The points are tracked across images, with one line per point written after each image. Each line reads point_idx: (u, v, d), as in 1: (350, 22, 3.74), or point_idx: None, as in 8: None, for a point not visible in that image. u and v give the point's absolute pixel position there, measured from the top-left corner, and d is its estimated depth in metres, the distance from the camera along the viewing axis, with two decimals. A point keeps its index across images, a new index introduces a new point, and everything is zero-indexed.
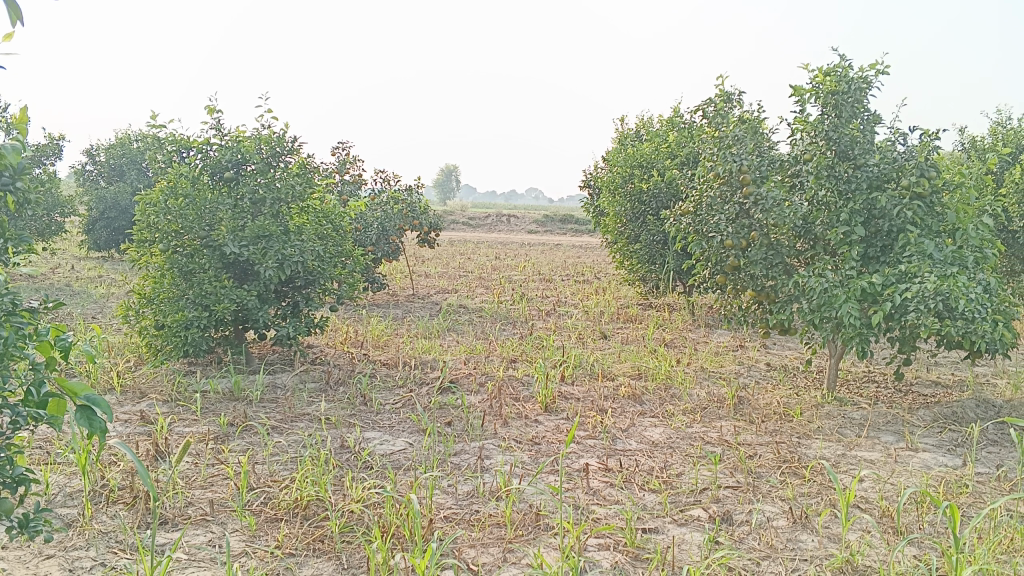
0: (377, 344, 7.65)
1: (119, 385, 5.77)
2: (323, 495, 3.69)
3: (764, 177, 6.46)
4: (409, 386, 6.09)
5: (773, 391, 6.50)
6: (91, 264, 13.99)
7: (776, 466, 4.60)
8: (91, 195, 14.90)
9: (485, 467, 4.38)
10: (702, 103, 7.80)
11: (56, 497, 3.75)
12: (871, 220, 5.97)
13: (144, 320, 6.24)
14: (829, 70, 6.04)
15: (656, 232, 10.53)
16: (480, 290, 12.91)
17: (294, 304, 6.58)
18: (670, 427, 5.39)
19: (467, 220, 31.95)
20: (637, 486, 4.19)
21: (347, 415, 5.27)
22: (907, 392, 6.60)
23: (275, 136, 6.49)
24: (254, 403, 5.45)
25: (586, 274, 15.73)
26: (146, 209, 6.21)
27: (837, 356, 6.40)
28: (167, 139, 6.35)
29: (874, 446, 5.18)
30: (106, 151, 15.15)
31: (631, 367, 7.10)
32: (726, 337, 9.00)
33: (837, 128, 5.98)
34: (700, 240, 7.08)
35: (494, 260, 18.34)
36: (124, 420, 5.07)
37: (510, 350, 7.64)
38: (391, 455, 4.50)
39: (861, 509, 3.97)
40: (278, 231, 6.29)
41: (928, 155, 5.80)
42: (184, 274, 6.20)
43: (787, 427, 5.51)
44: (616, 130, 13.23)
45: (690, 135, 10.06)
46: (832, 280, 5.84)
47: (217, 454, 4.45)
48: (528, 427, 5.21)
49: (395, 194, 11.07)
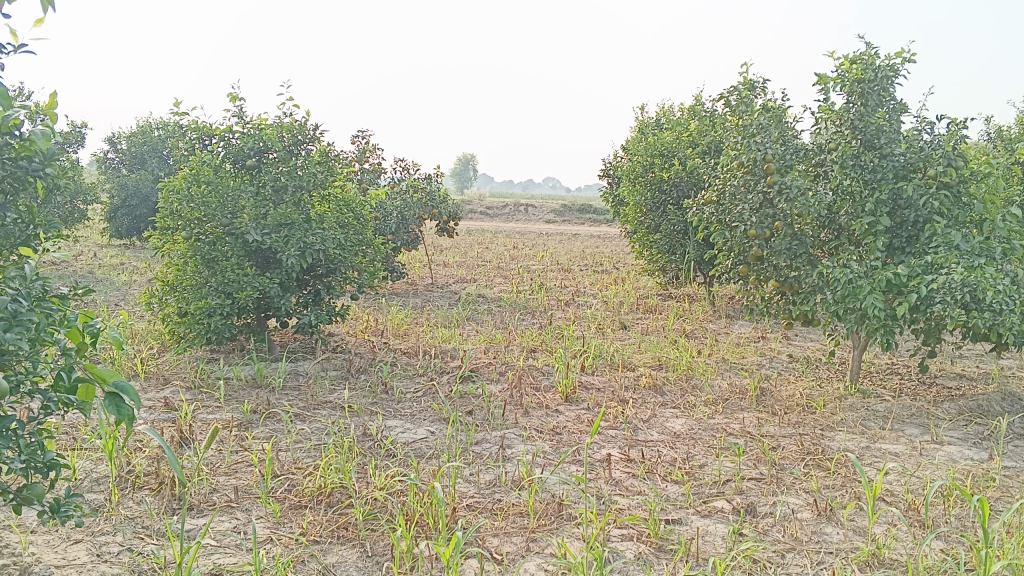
0: (397, 332, 7.67)
1: (143, 371, 5.81)
2: (347, 483, 3.70)
3: (788, 166, 6.38)
4: (430, 375, 6.10)
5: (795, 383, 6.45)
6: (113, 252, 14.10)
7: (800, 458, 4.57)
8: (113, 183, 15.01)
9: (508, 457, 4.38)
10: (726, 90, 7.72)
11: (83, 482, 3.79)
12: (897, 211, 5.89)
13: (168, 307, 6.28)
14: (856, 58, 5.97)
15: (676, 222, 10.48)
16: (499, 279, 12.91)
17: (315, 292, 6.60)
18: (692, 417, 5.37)
19: (485, 210, 31.92)
20: (659, 476, 4.18)
21: (368, 403, 5.28)
22: (932, 384, 6.53)
23: (297, 124, 6.49)
24: (276, 391, 5.48)
25: (605, 264, 15.69)
26: (170, 197, 6.23)
27: (861, 348, 6.34)
28: (189, 127, 6.37)
29: (898, 439, 5.13)
30: (128, 139, 15.23)
31: (651, 357, 7.07)
32: (747, 328, 8.94)
33: (863, 117, 5.90)
34: (723, 230, 7.00)
35: (512, 249, 18.31)
36: (149, 406, 5.12)
37: (530, 339, 7.63)
38: (413, 443, 4.51)
39: (887, 502, 3.94)
40: (300, 219, 6.30)
41: (956, 144, 5.72)
42: (207, 262, 6.23)
43: (810, 418, 5.47)
44: (637, 119, 13.15)
45: (711, 124, 9.98)
46: (857, 271, 5.78)
47: (241, 441, 4.47)
48: (549, 417, 5.21)
49: (415, 183, 11.07)
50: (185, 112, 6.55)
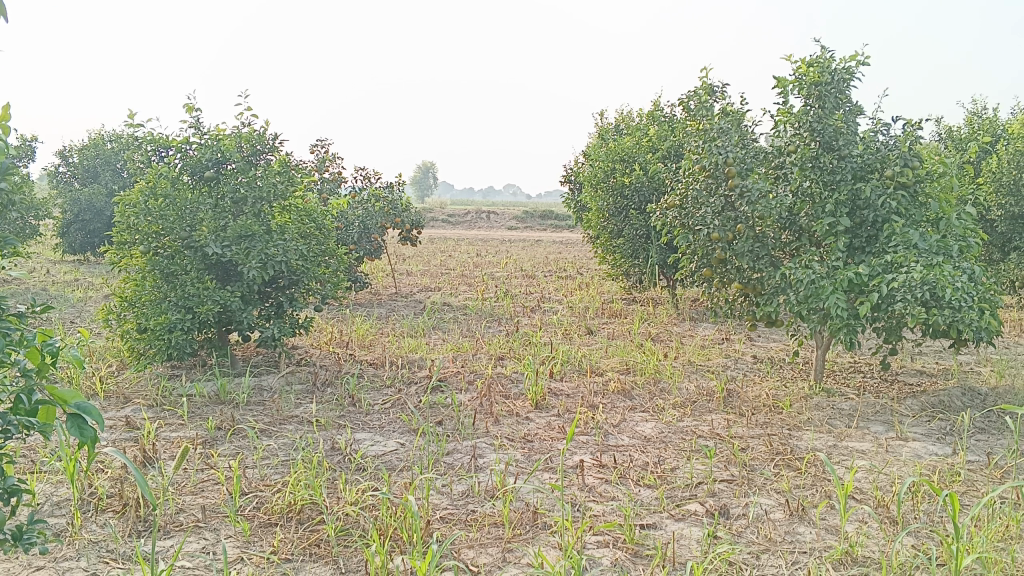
0: (362, 343, 7.59)
1: (102, 390, 5.66)
2: (317, 498, 3.63)
3: (749, 169, 6.45)
4: (397, 386, 6.04)
5: (761, 384, 6.51)
6: (67, 268, 13.79)
7: (770, 459, 4.60)
8: (65, 198, 14.68)
9: (480, 467, 4.34)
10: (685, 95, 7.77)
11: (43, 507, 3.67)
12: (856, 211, 5.99)
13: (127, 323, 6.13)
14: (812, 62, 6.06)
15: (638, 226, 10.54)
16: (463, 287, 12.86)
17: (277, 305, 6.51)
18: (661, 421, 5.38)
19: (446, 218, 31.83)
20: (632, 481, 4.17)
21: (336, 416, 5.21)
22: (894, 381, 6.64)
23: (255, 134, 6.40)
24: (240, 406, 5.38)
25: (568, 269, 15.72)
26: (126, 211, 6.10)
27: (824, 347, 6.42)
28: (145, 139, 6.24)
29: (864, 436, 5.20)
30: (80, 152, 14.89)
31: (619, 362, 7.09)
32: (710, 330, 9.01)
33: (821, 119, 5.98)
34: (686, 233, 7.04)
35: (475, 257, 18.27)
36: (109, 426, 4.98)
37: (497, 347, 7.60)
38: (384, 456, 4.45)
39: (857, 500, 3.98)
40: (261, 231, 6.21)
41: (911, 145, 5.83)
42: (166, 276, 6.11)
43: (777, 418, 5.52)
44: (596, 125, 13.21)
45: (671, 129, 10.07)
46: (819, 271, 5.86)
47: (206, 458, 4.38)
48: (519, 425, 5.18)
49: (376, 192, 10.99)
50: (140, 124, 6.41)
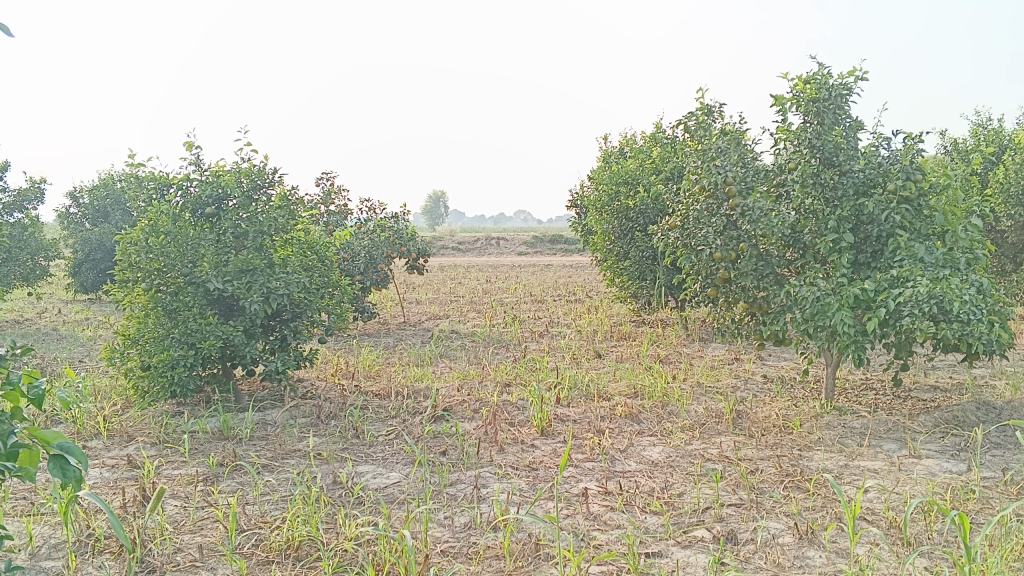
0: (368, 374, 7.55)
1: (105, 429, 5.64)
2: (315, 535, 3.58)
3: (749, 188, 6.41)
4: (402, 416, 5.98)
5: (771, 404, 6.41)
6: (78, 307, 13.84)
7: (779, 481, 4.51)
8: (76, 238, 14.80)
9: (482, 497, 4.27)
10: (684, 116, 7.75)
11: (40, 550, 3.63)
12: (861, 226, 5.92)
13: (130, 361, 6.12)
14: (809, 79, 6.03)
15: (644, 248, 10.49)
16: (472, 314, 12.83)
17: (281, 338, 6.48)
18: (669, 445, 5.30)
19: (456, 245, 31.89)
20: (638, 508, 4.09)
21: (338, 449, 5.16)
22: (907, 398, 6.53)
23: (255, 169, 6.42)
24: (243, 442, 5.34)
25: (578, 293, 15.66)
26: (127, 249, 6.11)
27: (834, 365, 6.33)
28: (146, 177, 6.28)
29: (876, 455, 5.09)
30: (90, 192, 15.02)
31: (627, 386, 7.01)
32: (721, 350, 8.92)
33: (820, 135, 5.94)
34: (689, 254, 6.98)
35: (485, 283, 18.25)
36: (111, 465, 4.95)
37: (504, 374, 7.54)
38: (385, 489, 4.39)
39: (868, 521, 3.89)
40: (262, 265, 6.21)
41: (913, 158, 5.78)
42: (169, 313, 6.11)
43: (787, 439, 5.42)
44: (600, 149, 13.21)
45: (674, 150, 10.05)
46: (824, 288, 5.79)
47: (206, 496, 4.34)
48: (525, 453, 5.11)
49: (381, 222, 11.00)
50: (141, 163, 6.45)
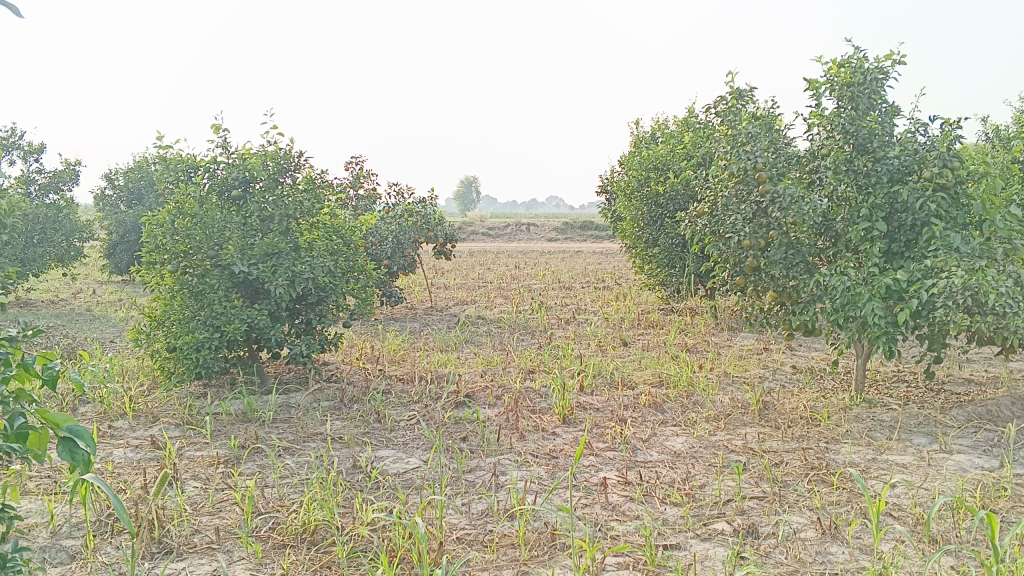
0: (393, 358, 7.56)
1: (131, 410, 5.69)
2: (331, 519, 3.58)
3: (780, 174, 6.28)
4: (424, 401, 5.98)
5: (799, 395, 6.30)
6: (112, 288, 14.03)
7: (804, 474, 4.42)
8: (111, 219, 15.03)
9: (500, 485, 4.24)
10: (714, 101, 7.62)
11: (61, 528, 3.67)
12: (894, 215, 5.77)
13: (156, 343, 6.18)
14: (844, 62, 5.89)
15: (674, 235, 10.36)
16: (500, 299, 12.80)
17: (306, 322, 6.49)
18: (692, 435, 5.22)
19: (486, 231, 31.88)
20: (658, 499, 4.03)
21: (359, 433, 5.16)
22: (939, 391, 6.38)
23: (281, 152, 6.44)
24: (266, 424, 5.36)
25: (606, 280, 15.57)
26: (154, 230, 6.15)
27: (864, 356, 6.19)
28: (173, 159, 6.31)
29: (906, 449, 4.98)
30: (125, 175, 15.19)
31: (652, 374, 6.93)
32: (750, 340, 8.80)
33: (854, 121, 5.81)
34: (717, 241, 6.87)
35: (513, 269, 18.23)
36: (135, 445, 5.00)
37: (528, 360, 7.50)
38: (404, 474, 4.38)
39: (894, 517, 3.80)
40: (287, 248, 6.23)
41: (951, 145, 5.61)
42: (195, 295, 6.15)
43: (814, 431, 5.32)
44: (631, 134, 13.07)
45: (705, 136, 9.89)
46: (855, 278, 5.65)
47: (226, 477, 4.36)
48: (545, 440, 5.08)
49: (409, 206, 10.99)
50: (169, 145, 6.49)
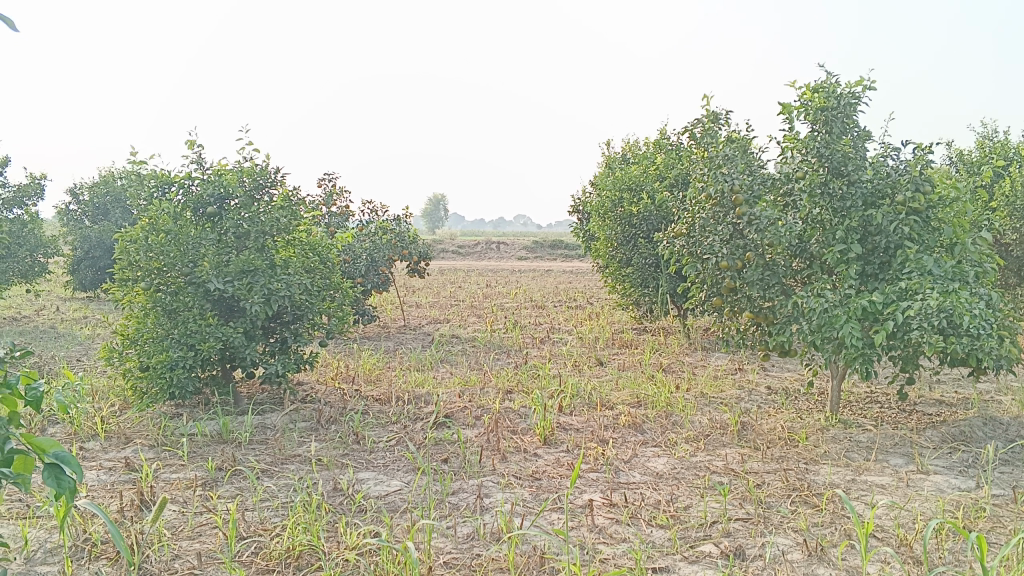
0: (368, 378, 7.48)
1: (102, 430, 5.56)
2: (316, 544, 3.52)
3: (757, 197, 6.37)
4: (403, 422, 5.92)
5: (776, 416, 6.34)
6: (76, 306, 13.73)
7: (786, 495, 4.44)
8: (76, 235, 14.75)
9: (485, 507, 4.20)
10: (690, 123, 7.71)
11: (35, 554, 3.56)
12: (868, 237, 5.86)
13: (129, 362, 6.06)
14: (817, 88, 5.99)
15: (647, 255, 10.42)
16: (473, 318, 12.75)
17: (282, 340, 6.41)
18: (674, 456, 5.23)
19: (456, 249, 31.86)
20: (644, 521, 4.03)
21: (339, 455, 5.09)
22: (912, 412, 6.47)
23: (258, 168, 6.39)
24: (243, 445, 5.27)
25: (578, 299, 15.61)
26: (127, 247, 6.05)
27: (839, 377, 6.26)
28: (147, 175, 6.23)
29: (883, 470, 5.04)
30: (90, 190, 14.93)
31: (629, 394, 6.94)
32: (724, 360, 8.86)
33: (829, 144, 5.88)
34: (695, 262, 6.93)
35: (484, 288, 18.21)
36: (108, 467, 4.88)
37: (506, 380, 7.47)
38: (387, 497, 4.32)
39: (878, 538, 3.84)
40: (263, 265, 6.15)
41: (923, 169, 5.72)
42: (169, 313, 6.04)
43: (793, 452, 5.35)
44: (604, 155, 13.17)
45: (678, 158, 10.01)
46: (831, 300, 5.72)
47: (205, 501, 4.27)
48: (527, 461, 5.05)
49: (383, 224, 10.95)
50: (143, 161, 6.41)
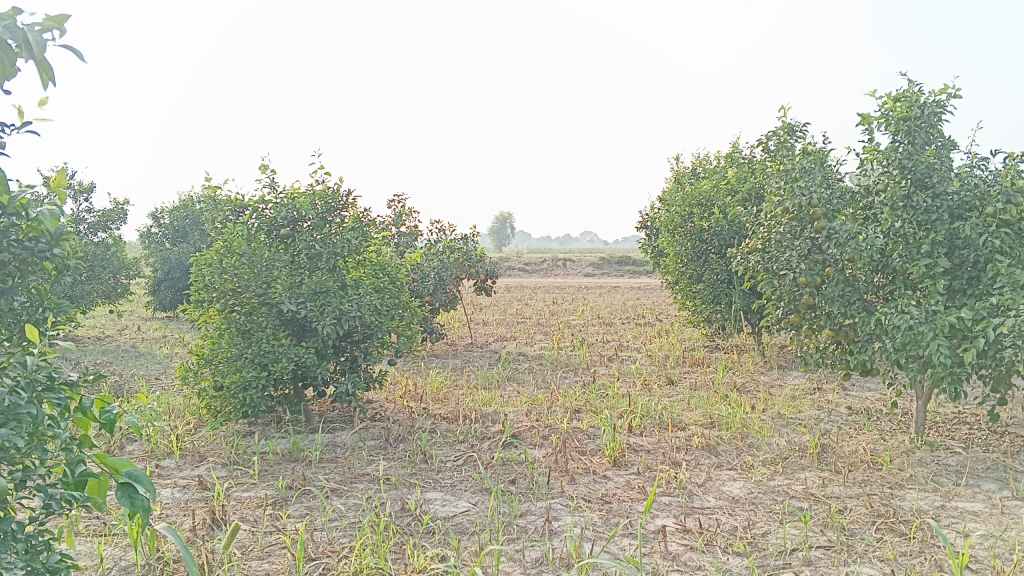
0: (436, 397, 7.47)
1: (177, 449, 5.67)
2: (383, 567, 3.50)
3: (836, 210, 6.17)
4: (471, 441, 5.87)
5: (857, 437, 6.08)
6: (156, 325, 14.16)
7: (871, 522, 4.23)
8: (157, 257, 15.24)
9: (555, 531, 4.11)
10: (764, 136, 7.52)
11: (110, 572, 3.62)
12: (955, 251, 5.59)
13: (204, 381, 6.17)
14: (899, 97, 5.77)
15: (719, 271, 10.20)
16: (540, 336, 12.66)
17: (352, 359, 6.45)
18: (750, 480, 5.05)
19: (523, 266, 31.90)
20: (720, 549, 3.88)
21: (407, 474, 5.08)
22: (1004, 434, 6.12)
23: (330, 192, 6.50)
24: (313, 464, 5.30)
25: (647, 316, 15.39)
26: (203, 269, 6.19)
27: (925, 398, 5.96)
28: (223, 200, 6.39)
29: (975, 496, 4.76)
30: (171, 213, 15.40)
31: (702, 415, 6.75)
32: (801, 379, 8.56)
33: (911, 156, 5.65)
34: (771, 278, 6.72)
35: (552, 305, 18.11)
36: (183, 485, 4.96)
37: (574, 399, 7.36)
38: (454, 518, 4.27)
39: (973, 570, 3.62)
40: (335, 286, 6.20)
41: (1014, 179, 5.45)
42: (242, 333, 6.14)
43: (876, 476, 5.11)
44: (672, 170, 12.96)
45: (750, 172, 9.78)
46: (917, 316, 5.45)
47: (275, 520, 4.30)
48: (597, 484, 4.94)
49: (451, 243, 10.98)
50: (218, 185, 6.57)
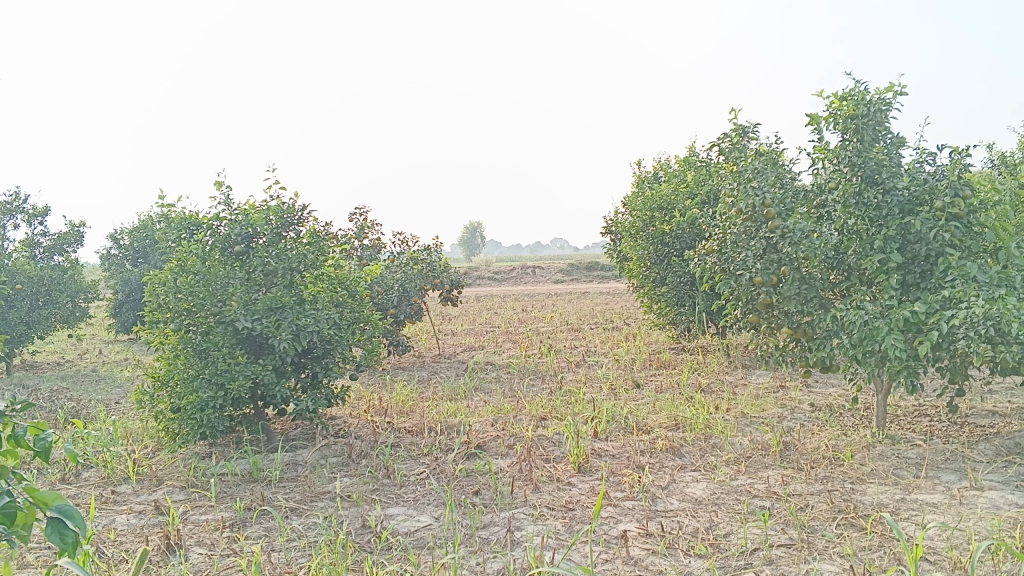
0: (401, 410, 7.40)
1: (134, 473, 5.55)
2: None
3: (789, 210, 6.20)
4: (435, 454, 5.82)
5: (819, 434, 6.11)
6: (118, 348, 13.91)
7: (831, 518, 4.25)
8: (117, 278, 14.99)
9: (516, 541, 4.07)
10: (718, 138, 7.58)
11: None
12: (907, 246, 5.64)
13: (160, 404, 6.03)
14: (846, 95, 5.84)
15: (682, 273, 10.25)
16: (508, 344, 12.62)
17: (313, 375, 6.36)
18: (713, 481, 5.05)
19: (492, 275, 31.84)
20: (681, 551, 3.87)
21: (368, 490, 5.01)
22: (963, 424, 6.19)
23: (284, 206, 6.42)
24: (273, 484, 5.21)
25: (614, 321, 15.42)
26: (156, 289, 6.07)
27: (885, 392, 6.02)
28: (175, 218, 6.30)
29: (935, 487, 4.80)
30: (130, 234, 15.12)
31: (667, 417, 6.75)
32: (766, 378, 8.61)
33: (861, 153, 5.72)
34: (729, 279, 6.78)
35: (520, 312, 18.09)
36: (138, 511, 4.85)
37: (540, 407, 7.33)
38: (415, 533, 4.22)
39: (930, 562, 3.64)
40: (291, 302, 6.12)
41: (961, 173, 5.52)
42: (199, 353, 6.03)
43: (838, 472, 5.14)
44: (634, 175, 13.00)
45: (708, 174, 9.83)
46: (872, 311, 5.52)
47: (231, 542, 4.22)
48: (561, 491, 4.91)
49: (414, 254, 10.91)
50: (170, 203, 6.46)
